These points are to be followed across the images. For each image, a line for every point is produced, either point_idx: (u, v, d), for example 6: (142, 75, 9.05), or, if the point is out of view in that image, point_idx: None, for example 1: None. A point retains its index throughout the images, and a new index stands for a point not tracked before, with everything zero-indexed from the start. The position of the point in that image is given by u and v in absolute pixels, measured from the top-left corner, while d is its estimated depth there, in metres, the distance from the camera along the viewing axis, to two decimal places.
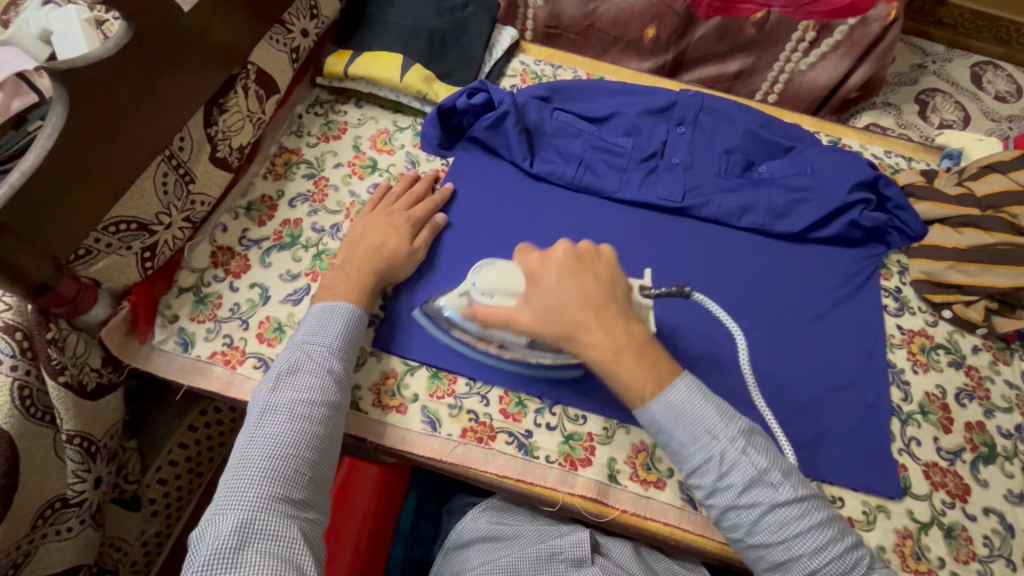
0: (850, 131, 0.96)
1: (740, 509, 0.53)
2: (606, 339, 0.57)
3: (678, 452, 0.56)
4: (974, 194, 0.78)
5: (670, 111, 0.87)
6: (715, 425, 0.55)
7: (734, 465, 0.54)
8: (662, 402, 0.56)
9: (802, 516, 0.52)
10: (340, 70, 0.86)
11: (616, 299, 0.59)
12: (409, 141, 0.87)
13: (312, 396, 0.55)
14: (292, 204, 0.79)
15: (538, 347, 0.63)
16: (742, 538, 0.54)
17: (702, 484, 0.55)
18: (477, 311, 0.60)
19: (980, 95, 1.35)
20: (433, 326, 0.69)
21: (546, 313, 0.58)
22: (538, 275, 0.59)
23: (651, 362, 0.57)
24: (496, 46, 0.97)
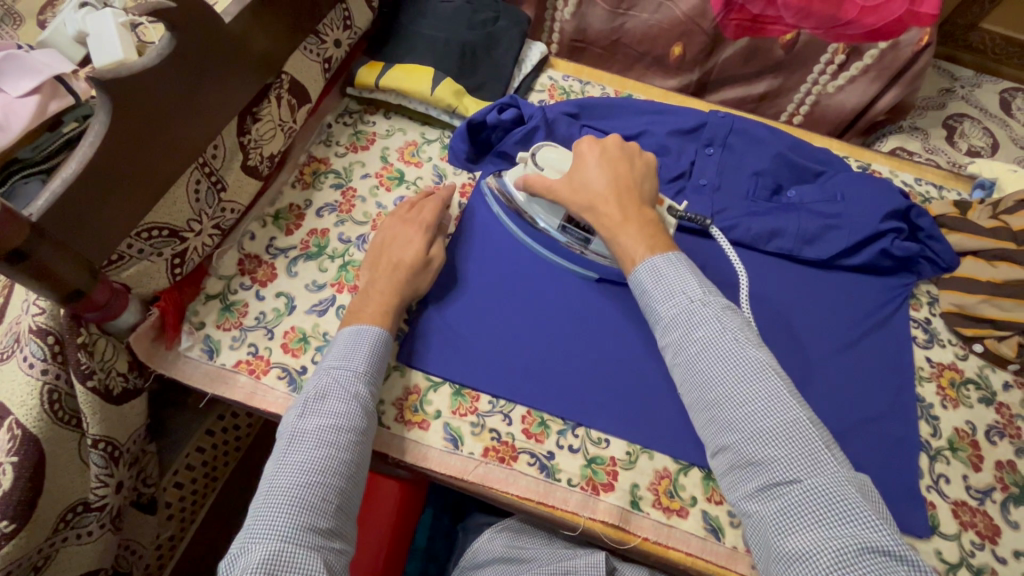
0: (880, 157, 0.95)
1: (700, 364, 0.58)
2: (618, 211, 0.65)
3: (652, 307, 0.62)
4: (1010, 227, 0.76)
5: (699, 132, 0.86)
6: (693, 290, 0.60)
7: (702, 324, 0.59)
8: (647, 265, 0.63)
9: (760, 384, 0.55)
10: (371, 81, 0.86)
11: (639, 187, 0.68)
12: (436, 153, 0.87)
13: (339, 423, 0.55)
14: (319, 213, 0.79)
15: (572, 233, 0.72)
16: (698, 395, 0.58)
17: (670, 340, 0.61)
18: (529, 180, 0.71)
19: (1009, 122, 1.34)
20: (495, 203, 0.80)
21: (581, 184, 0.68)
22: (584, 153, 0.70)
23: (653, 234, 0.65)
24: (526, 61, 0.97)
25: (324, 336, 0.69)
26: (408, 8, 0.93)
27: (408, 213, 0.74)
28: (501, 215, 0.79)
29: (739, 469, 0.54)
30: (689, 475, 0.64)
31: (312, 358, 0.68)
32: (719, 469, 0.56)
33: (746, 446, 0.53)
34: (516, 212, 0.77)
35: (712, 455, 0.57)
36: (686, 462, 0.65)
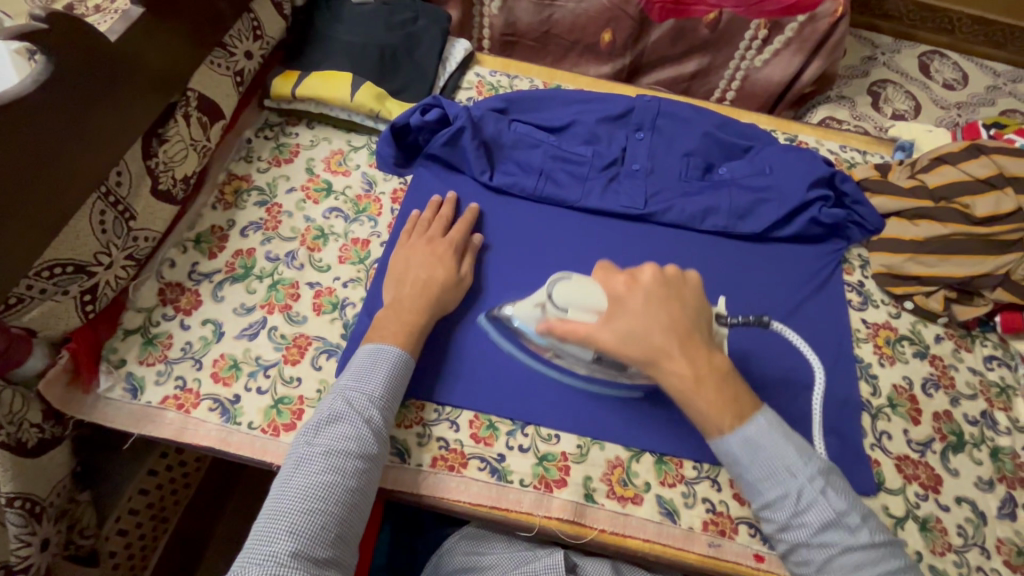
0: (805, 127, 0.97)
1: (807, 543, 0.54)
2: (688, 367, 0.57)
3: (749, 483, 0.57)
4: (927, 185, 0.78)
5: (628, 117, 0.86)
6: (793, 462, 0.55)
7: (810, 505, 0.54)
8: (740, 434, 0.56)
9: (869, 558, 0.52)
10: (288, 92, 0.84)
11: (686, 316, 0.59)
12: (364, 160, 0.85)
13: (347, 447, 0.54)
14: (244, 233, 0.76)
15: (606, 365, 0.62)
16: (811, 573, 0.54)
17: (773, 518, 0.56)
18: (553, 327, 0.59)
19: (928, 83, 1.39)
20: (500, 335, 0.69)
21: (627, 334, 0.58)
22: (622, 296, 0.59)
23: (728, 397, 0.57)
24: (450, 58, 0.95)
25: (256, 360, 0.66)
26: (323, 14, 0.90)
27: (427, 232, 0.73)
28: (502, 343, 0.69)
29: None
30: (641, 461, 0.64)
31: (245, 386, 0.65)
32: None
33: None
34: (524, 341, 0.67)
35: None
36: (637, 448, 0.65)
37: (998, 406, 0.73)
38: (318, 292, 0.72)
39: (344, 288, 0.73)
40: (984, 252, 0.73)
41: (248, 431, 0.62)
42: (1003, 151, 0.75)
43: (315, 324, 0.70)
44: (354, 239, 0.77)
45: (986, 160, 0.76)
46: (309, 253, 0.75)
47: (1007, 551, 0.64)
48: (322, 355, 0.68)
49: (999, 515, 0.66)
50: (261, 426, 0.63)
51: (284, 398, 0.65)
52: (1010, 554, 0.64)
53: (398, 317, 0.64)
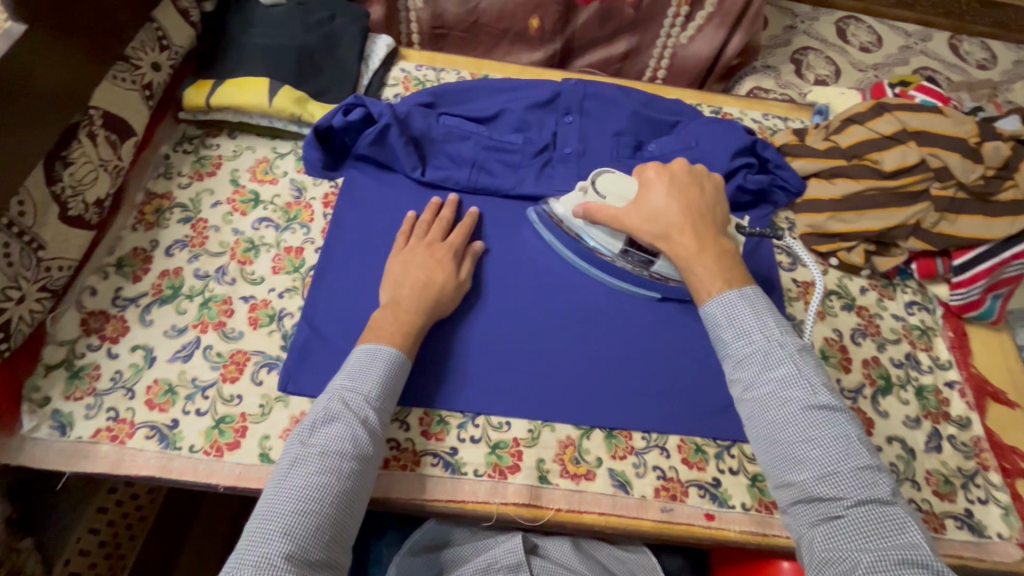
0: (729, 99, 0.99)
1: (769, 406, 0.52)
2: (693, 241, 0.61)
3: (721, 341, 0.57)
4: (840, 146, 0.82)
5: (555, 102, 0.87)
6: (769, 328, 0.55)
7: (779, 363, 0.53)
8: (720, 299, 0.57)
9: (829, 437, 0.49)
10: (202, 102, 0.81)
11: (699, 202, 0.64)
12: (292, 166, 0.82)
13: (343, 447, 0.54)
14: (169, 252, 0.73)
15: (634, 258, 0.71)
16: (763, 435, 0.52)
17: (741, 375, 0.55)
18: (590, 207, 0.68)
19: (846, 48, 1.45)
20: (546, 229, 0.78)
21: (651, 212, 0.64)
22: (651, 181, 0.66)
23: (727, 266, 0.60)
24: (373, 55, 0.93)
25: (193, 382, 0.64)
26: (234, 18, 0.87)
27: (426, 236, 0.72)
28: (548, 237, 0.78)
29: (805, 505, 0.49)
30: (591, 438, 0.66)
31: (183, 409, 0.63)
32: (784, 502, 0.51)
33: (813, 485, 0.48)
34: (566, 236, 0.75)
35: (775, 487, 0.52)
36: (587, 426, 0.66)
37: (920, 347, 0.78)
38: (253, 305, 0.70)
39: (280, 299, 0.71)
40: (895, 204, 0.77)
41: (189, 455, 0.61)
42: (904, 107, 0.80)
43: (252, 338, 0.68)
44: (287, 248, 0.75)
45: (890, 117, 0.79)
46: (240, 267, 0.73)
47: (935, 481, 0.69)
48: (261, 369, 0.66)
49: (926, 449, 0.70)
50: (203, 448, 0.61)
51: (225, 417, 0.63)
52: (938, 483, 0.68)
53: (394, 318, 0.64)
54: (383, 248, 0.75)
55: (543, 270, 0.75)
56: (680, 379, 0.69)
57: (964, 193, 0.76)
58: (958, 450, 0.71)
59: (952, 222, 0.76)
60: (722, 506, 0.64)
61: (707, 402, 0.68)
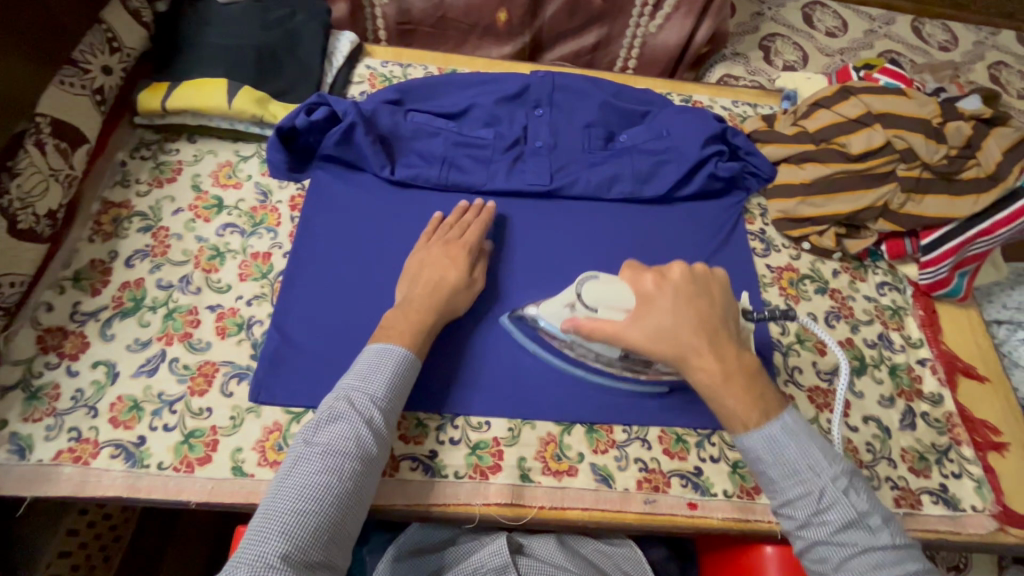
0: (699, 87, 0.99)
1: (826, 545, 0.49)
2: (717, 365, 0.54)
3: (763, 477, 0.52)
4: (808, 130, 0.82)
5: (525, 95, 0.86)
6: (818, 462, 0.51)
7: (831, 505, 0.49)
8: (761, 434, 0.52)
9: (883, 563, 0.47)
10: (158, 106, 0.78)
11: (702, 304, 0.58)
12: (256, 170, 0.80)
13: (346, 448, 0.52)
14: (129, 263, 0.70)
15: (634, 361, 0.63)
16: (829, 574, 0.49)
17: (792, 520, 0.51)
18: (583, 325, 0.59)
19: (813, 33, 1.46)
20: (528, 339, 0.69)
21: (656, 330, 0.56)
22: (651, 294, 0.58)
23: (756, 386, 0.54)
24: (336, 53, 0.91)
25: (159, 397, 0.62)
26: (188, 17, 0.84)
27: (445, 235, 0.71)
28: (527, 343, 0.69)
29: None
30: (572, 433, 0.65)
31: (150, 425, 0.61)
32: None
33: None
34: (551, 345, 0.67)
35: None
36: (567, 421, 0.66)
37: (892, 327, 0.79)
38: (220, 314, 0.68)
39: (248, 307, 0.69)
40: (863, 186, 0.78)
41: (158, 472, 0.59)
42: (870, 90, 0.81)
43: (221, 348, 0.66)
44: (254, 253, 0.73)
45: (856, 100, 0.80)
46: (205, 275, 0.71)
47: (911, 458, 0.70)
48: (232, 379, 0.64)
49: (901, 427, 0.71)
50: (173, 464, 0.59)
51: (194, 431, 0.61)
52: (913, 460, 0.70)
53: (405, 317, 0.63)
54: (354, 251, 0.74)
55: (529, 369, 0.68)
56: None
57: (930, 173, 0.77)
58: (932, 427, 0.72)
59: (917, 203, 0.77)
60: (704, 494, 0.64)
61: (686, 392, 0.68)
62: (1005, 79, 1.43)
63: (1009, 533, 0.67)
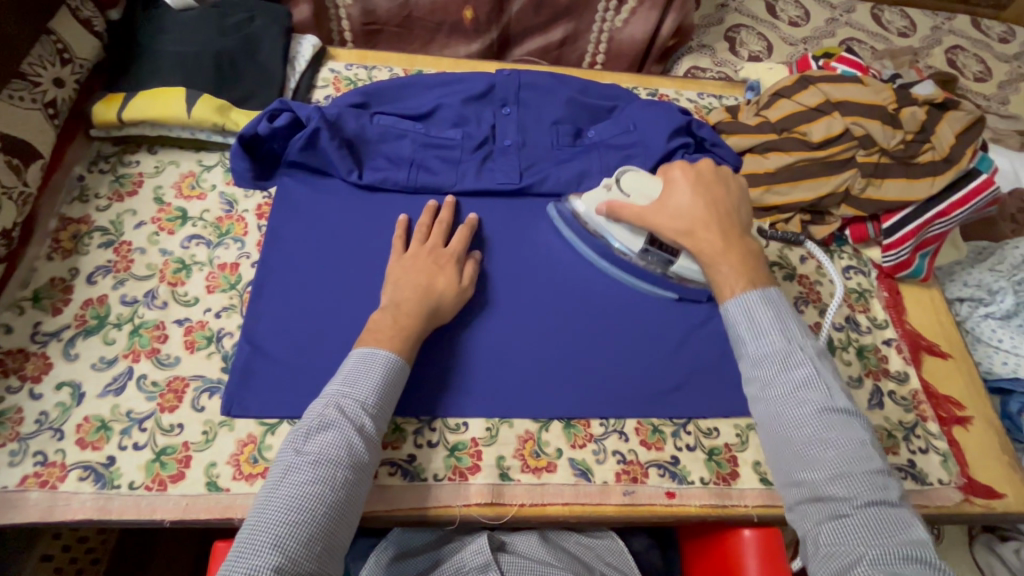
0: (664, 81, 1.00)
1: (781, 399, 0.52)
2: (719, 240, 0.62)
3: (739, 343, 0.56)
4: (770, 120, 0.84)
5: (491, 95, 0.86)
6: (792, 332, 0.54)
7: (798, 364, 0.53)
8: (739, 301, 0.57)
9: (839, 442, 0.49)
10: (114, 118, 0.76)
11: (722, 199, 0.66)
12: (220, 179, 0.79)
13: (337, 456, 0.52)
14: (91, 280, 0.69)
15: (654, 256, 0.72)
16: (780, 429, 0.52)
17: (755, 379, 0.54)
18: (613, 206, 0.70)
19: (776, 23, 1.48)
20: (567, 227, 0.78)
21: (674, 209, 0.66)
22: (675, 181, 0.68)
23: (751, 266, 0.60)
24: (298, 57, 0.90)
25: (128, 415, 0.61)
26: (142, 25, 0.82)
27: (427, 241, 0.71)
28: (568, 236, 0.78)
29: (813, 505, 0.48)
30: (550, 430, 0.66)
31: (119, 445, 0.59)
32: (794, 501, 0.50)
33: (823, 487, 0.48)
34: (588, 236, 0.76)
35: (783, 485, 0.51)
36: (545, 418, 0.66)
37: (858, 310, 0.81)
38: (188, 328, 0.67)
39: (217, 319, 0.68)
40: (824, 173, 0.79)
41: (130, 493, 0.58)
42: (827, 79, 0.83)
43: (190, 363, 0.65)
44: (221, 264, 0.72)
45: (815, 89, 0.82)
46: (171, 289, 0.69)
47: (880, 436, 0.72)
48: (203, 394, 0.63)
49: (870, 406, 0.73)
50: (144, 483, 0.58)
51: (166, 448, 0.60)
52: (882, 438, 0.71)
53: (394, 320, 0.62)
54: (324, 258, 0.73)
55: (558, 264, 0.76)
56: (634, 363, 0.70)
57: (888, 158, 0.79)
58: (899, 404, 0.74)
59: (878, 187, 0.79)
60: (681, 483, 0.65)
61: (660, 384, 0.69)
62: (962, 63, 1.47)
63: (974, 503, 0.70)
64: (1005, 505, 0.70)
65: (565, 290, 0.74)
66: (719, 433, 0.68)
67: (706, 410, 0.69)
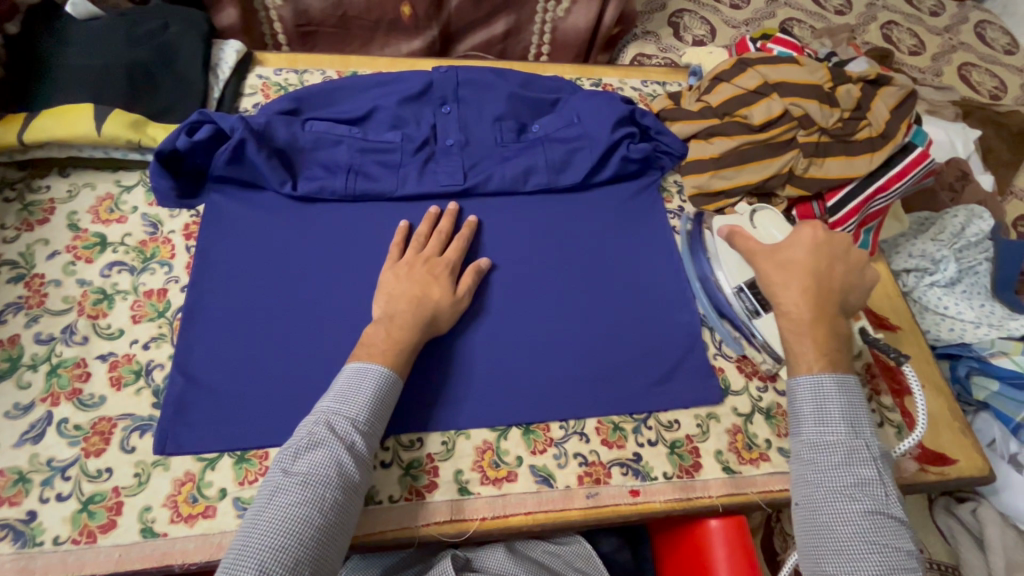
0: (608, 70, 0.99)
1: (836, 500, 0.52)
2: (803, 311, 0.59)
3: (803, 427, 0.56)
4: (712, 105, 0.83)
5: (429, 93, 0.82)
6: (861, 428, 0.55)
7: (863, 463, 0.53)
8: (817, 382, 0.56)
9: (882, 545, 0.50)
10: (15, 140, 0.70)
11: (830, 282, 0.61)
12: (142, 200, 0.73)
13: (327, 476, 0.49)
14: (1, 318, 0.63)
15: (745, 300, 0.70)
16: (824, 526, 0.52)
17: (810, 458, 0.55)
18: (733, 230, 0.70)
19: (718, 7, 1.49)
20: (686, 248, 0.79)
21: (784, 261, 0.62)
22: (801, 236, 0.64)
23: (833, 350, 0.58)
24: (222, 64, 0.85)
25: (49, 464, 0.56)
26: (42, 38, 0.76)
27: (423, 249, 0.69)
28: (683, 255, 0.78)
29: None
30: (509, 437, 0.64)
31: (40, 498, 0.55)
32: None
33: None
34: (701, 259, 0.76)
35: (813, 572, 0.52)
36: (503, 426, 0.64)
37: None
38: (113, 363, 0.62)
39: (145, 351, 0.64)
40: (769, 155, 0.79)
41: (54, 549, 0.53)
42: (764, 62, 0.83)
43: (116, 401, 0.60)
44: (147, 292, 0.67)
45: (753, 72, 0.82)
46: (91, 322, 0.64)
47: None
48: (132, 434, 0.59)
49: None
50: (71, 536, 0.54)
51: (93, 496, 0.55)
52: None
53: (387, 334, 0.60)
54: (260, 275, 0.69)
55: (535, 283, 0.73)
56: (591, 360, 0.69)
57: (827, 136, 0.79)
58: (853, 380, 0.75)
59: (820, 166, 0.79)
60: (645, 480, 0.64)
61: (617, 379, 0.68)
62: (897, 38, 1.51)
63: (929, 471, 0.71)
64: (959, 471, 0.72)
65: (516, 292, 0.72)
66: (680, 425, 0.67)
67: (665, 402, 0.68)
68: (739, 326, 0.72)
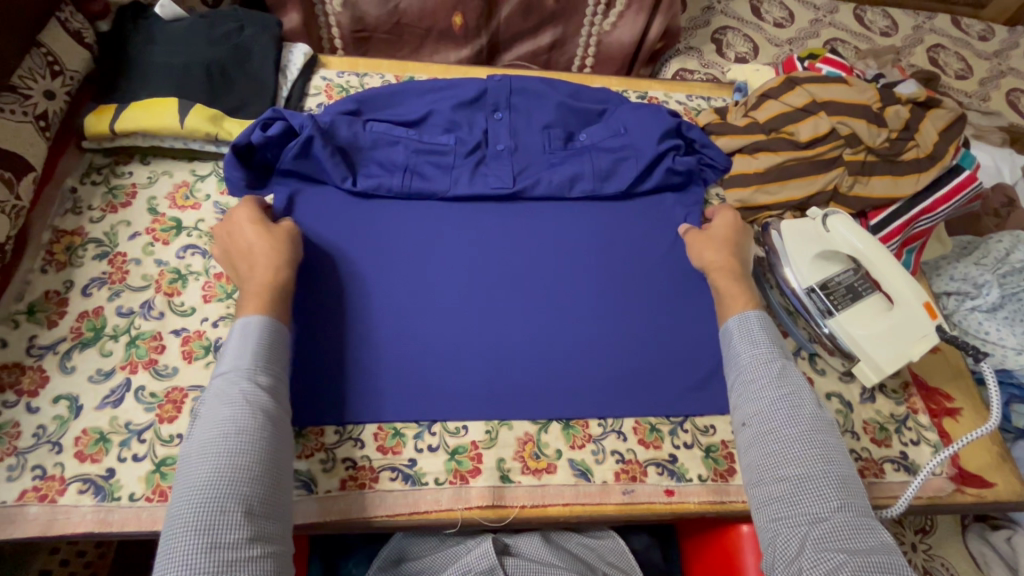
0: (654, 83, 1.01)
1: (769, 416, 0.57)
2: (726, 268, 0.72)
3: (732, 358, 0.63)
4: (758, 121, 0.85)
5: (482, 100, 0.86)
6: (773, 354, 0.61)
7: (785, 378, 0.59)
8: (734, 318, 0.65)
9: (818, 445, 0.54)
10: (106, 129, 0.76)
11: (743, 253, 0.75)
12: (214, 188, 0.79)
13: (219, 397, 0.53)
14: (86, 291, 0.69)
15: (817, 300, 0.73)
16: (763, 442, 0.56)
17: (741, 384, 0.60)
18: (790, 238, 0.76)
19: (761, 25, 1.50)
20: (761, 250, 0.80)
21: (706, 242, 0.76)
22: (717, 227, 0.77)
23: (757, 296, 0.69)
24: (290, 65, 0.90)
25: (127, 427, 0.61)
26: (131, 35, 0.82)
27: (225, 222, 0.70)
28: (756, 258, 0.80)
29: (789, 503, 0.52)
30: (549, 431, 0.67)
31: (119, 457, 0.59)
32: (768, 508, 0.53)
33: (801, 491, 0.52)
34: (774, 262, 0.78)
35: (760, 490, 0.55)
36: (544, 420, 0.67)
37: None
38: (185, 338, 0.67)
39: (215, 328, 0.68)
40: (814, 172, 0.81)
41: (130, 504, 0.58)
42: (813, 80, 0.84)
43: (188, 373, 0.65)
44: (217, 274, 0.72)
45: (801, 90, 0.84)
46: (167, 299, 0.69)
47: (872, 429, 0.73)
48: None
49: (862, 400, 0.74)
50: (145, 494, 0.58)
51: (166, 459, 0.60)
52: (875, 431, 0.73)
53: None
54: (321, 265, 0.73)
55: (581, 288, 0.76)
56: (630, 363, 0.71)
57: (873, 156, 0.80)
58: (890, 398, 0.75)
59: (865, 184, 0.80)
60: (680, 480, 0.66)
61: (656, 383, 0.70)
62: (943, 61, 1.50)
63: (966, 492, 0.71)
64: (996, 495, 0.71)
65: (561, 294, 0.75)
66: (716, 430, 0.69)
67: (702, 407, 0.70)
68: (811, 321, 0.75)
